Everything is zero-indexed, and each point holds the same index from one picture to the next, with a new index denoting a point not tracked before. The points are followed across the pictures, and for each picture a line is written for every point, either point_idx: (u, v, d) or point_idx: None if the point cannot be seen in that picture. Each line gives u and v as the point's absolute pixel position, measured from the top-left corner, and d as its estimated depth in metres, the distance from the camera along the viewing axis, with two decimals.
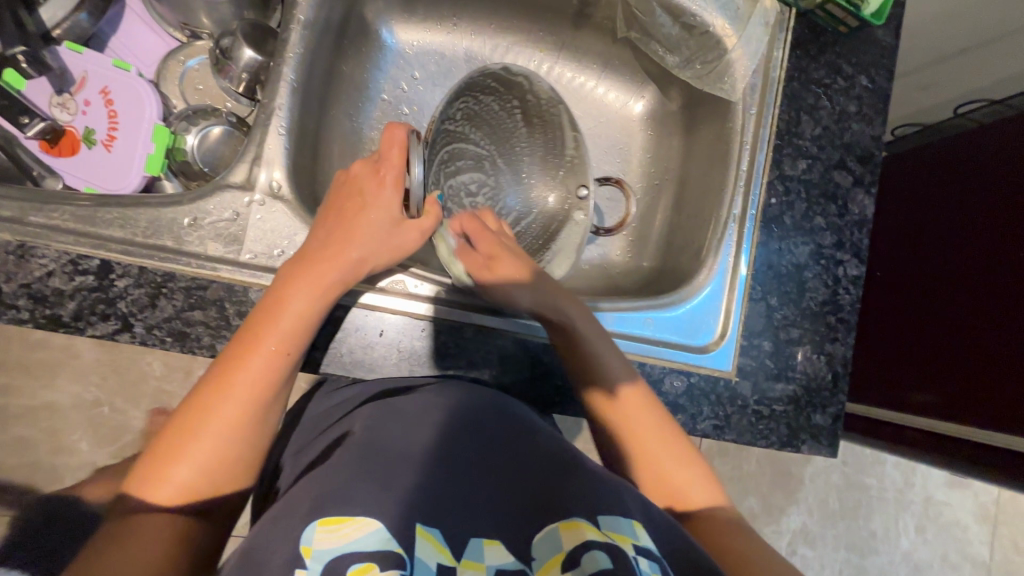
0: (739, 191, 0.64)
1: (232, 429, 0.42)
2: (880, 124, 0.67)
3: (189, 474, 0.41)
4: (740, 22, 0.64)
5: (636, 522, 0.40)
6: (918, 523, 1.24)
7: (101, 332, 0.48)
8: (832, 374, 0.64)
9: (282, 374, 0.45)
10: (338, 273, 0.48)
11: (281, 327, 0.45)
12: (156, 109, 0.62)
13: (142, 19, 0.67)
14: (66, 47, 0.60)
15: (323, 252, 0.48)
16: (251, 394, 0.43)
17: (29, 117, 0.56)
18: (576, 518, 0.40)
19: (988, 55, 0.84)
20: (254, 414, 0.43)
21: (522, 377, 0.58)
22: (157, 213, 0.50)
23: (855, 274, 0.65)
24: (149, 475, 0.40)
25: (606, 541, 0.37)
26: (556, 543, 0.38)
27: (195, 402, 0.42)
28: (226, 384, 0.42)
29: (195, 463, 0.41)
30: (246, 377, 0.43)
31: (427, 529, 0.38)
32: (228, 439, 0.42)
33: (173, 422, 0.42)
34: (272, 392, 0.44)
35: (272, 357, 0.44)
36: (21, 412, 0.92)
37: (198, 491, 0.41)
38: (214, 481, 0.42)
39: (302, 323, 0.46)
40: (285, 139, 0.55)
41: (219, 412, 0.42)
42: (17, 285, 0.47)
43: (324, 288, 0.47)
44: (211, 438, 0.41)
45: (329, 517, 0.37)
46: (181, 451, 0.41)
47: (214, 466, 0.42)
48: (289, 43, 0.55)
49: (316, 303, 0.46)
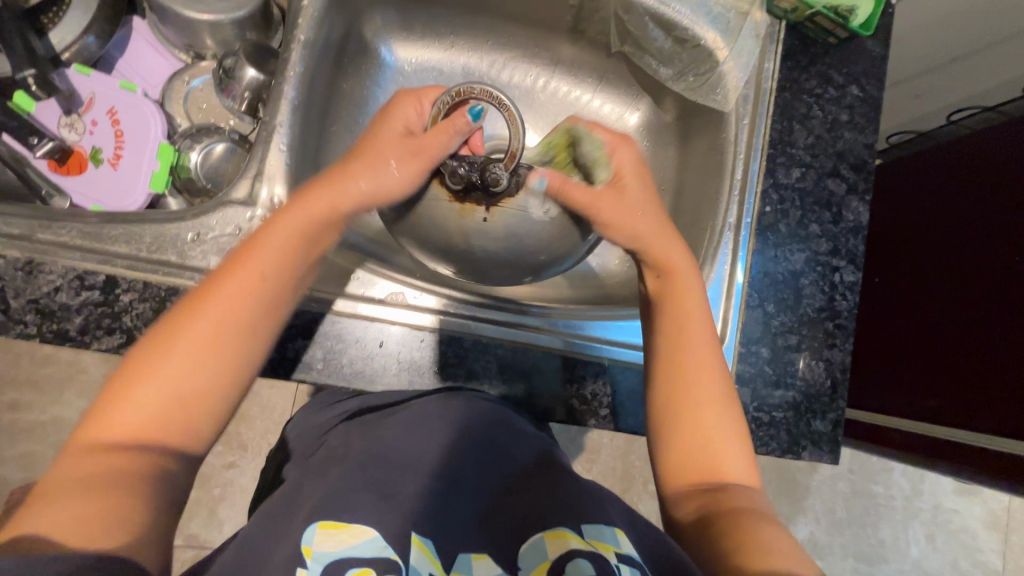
0: (734, 199, 0.65)
1: (204, 352, 0.39)
2: (872, 132, 0.68)
3: (152, 394, 0.37)
4: (731, 35, 0.66)
5: (619, 530, 0.42)
6: (927, 531, 1.23)
7: (106, 347, 0.49)
8: (830, 381, 0.64)
9: (263, 300, 0.42)
10: (327, 205, 0.47)
11: (264, 255, 0.43)
12: (161, 128, 0.64)
13: (148, 41, 0.69)
14: (74, 70, 0.62)
15: (311, 192, 0.48)
16: (229, 317, 0.41)
17: (38, 137, 0.58)
18: (563, 529, 0.41)
19: (979, 64, 0.85)
20: (225, 333, 0.40)
21: (522, 387, 0.58)
22: (162, 229, 0.52)
23: (851, 280, 0.66)
24: (110, 395, 0.37)
25: (589, 549, 0.39)
26: (541, 552, 0.39)
27: (173, 319, 0.40)
28: (203, 304, 0.40)
29: (155, 380, 0.38)
30: (227, 292, 0.41)
31: (421, 538, 0.39)
32: (193, 357, 0.39)
33: (147, 344, 0.40)
34: (246, 314, 0.41)
35: (254, 281, 0.42)
36: (28, 427, 0.93)
37: (149, 412, 0.37)
38: (178, 411, 0.38)
39: (287, 253, 0.44)
40: (287, 155, 0.56)
41: (192, 332, 0.39)
42: (24, 301, 0.48)
43: (315, 217, 0.46)
44: (180, 359, 0.39)
45: (328, 519, 0.38)
46: (145, 374, 0.38)
47: (179, 393, 0.38)
48: (289, 62, 0.57)
49: (303, 231, 0.46)
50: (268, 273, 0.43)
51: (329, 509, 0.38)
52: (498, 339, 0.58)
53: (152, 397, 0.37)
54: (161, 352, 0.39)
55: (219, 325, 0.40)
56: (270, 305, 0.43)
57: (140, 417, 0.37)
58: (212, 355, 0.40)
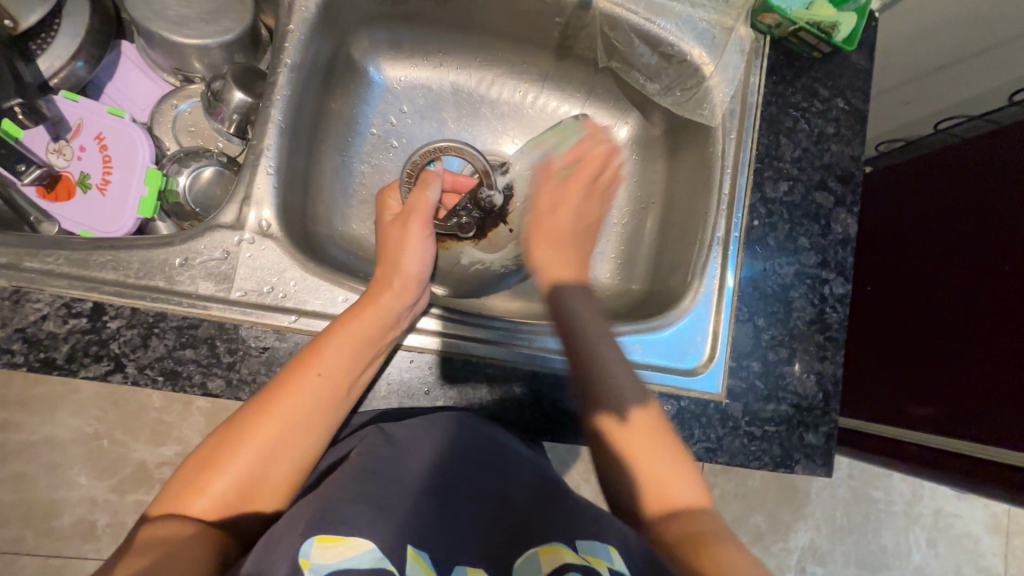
0: (722, 214, 0.65)
1: (277, 452, 0.43)
2: (858, 144, 0.68)
3: (227, 486, 0.41)
4: (717, 50, 0.66)
5: (612, 548, 0.42)
6: (929, 536, 1.22)
7: (94, 373, 0.49)
8: (822, 394, 0.64)
9: (331, 405, 0.47)
10: (383, 314, 0.52)
11: (334, 366, 0.47)
12: (150, 153, 0.64)
13: (137, 64, 0.69)
14: (63, 96, 0.63)
15: (370, 299, 0.52)
16: (302, 422, 0.45)
17: (26, 164, 0.57)
18: (556, 544, 0.41)
19: (964, 73, 0.85)
20: (296, 437, 0.44)
21: (512, 406, 0.58)
22: (149, 254, 0.52)
23: (841, 292, 0.66)
24: (187, 484, 0.41)
25: (583, 562, 0.38)
26: (535, 567, 0.39)
27: (244, 417, 0.44)
28: (279, 406, 0.44)
29: (232, 474, 0.42)
30: (298, 397, 0.45)
31: (416, 551, 0.38)
32: (267, 456, 0.43)
33: (219, 434, 0.44)
34: (315, 417, 0.46)
35: (325, 387, 0.46)
36: (19, 448, 0.92)
37: (227, 503, 0.41)
38: (245, 500, 0.42)
39: (353, 361, 0.49)
40: (274, 179, 0.56)
41: (268, 433, 0.43)
42: (11, 330, 0.48)
43: (376, 326, 0.51)
44: (252, 456, 0.42)
45: (324, 533, 0.36)
46: (220, 464, 0.42)
47: (248, 484, 0.42)
48: (277, 86, 0.57)
49: (362, 339, 0.50)
50: (337, 382, 0.47)
51: (325, 523, 0.37)
52: (488, 359, 0.58)
53: (226, 485, 0.41)
54: (235, 444, 0.43)
55: (292, 429, 0.44)
56: (336, 411, 0.47)
57: (214, 503, 0.41)
58: (280, 454, 0.43)
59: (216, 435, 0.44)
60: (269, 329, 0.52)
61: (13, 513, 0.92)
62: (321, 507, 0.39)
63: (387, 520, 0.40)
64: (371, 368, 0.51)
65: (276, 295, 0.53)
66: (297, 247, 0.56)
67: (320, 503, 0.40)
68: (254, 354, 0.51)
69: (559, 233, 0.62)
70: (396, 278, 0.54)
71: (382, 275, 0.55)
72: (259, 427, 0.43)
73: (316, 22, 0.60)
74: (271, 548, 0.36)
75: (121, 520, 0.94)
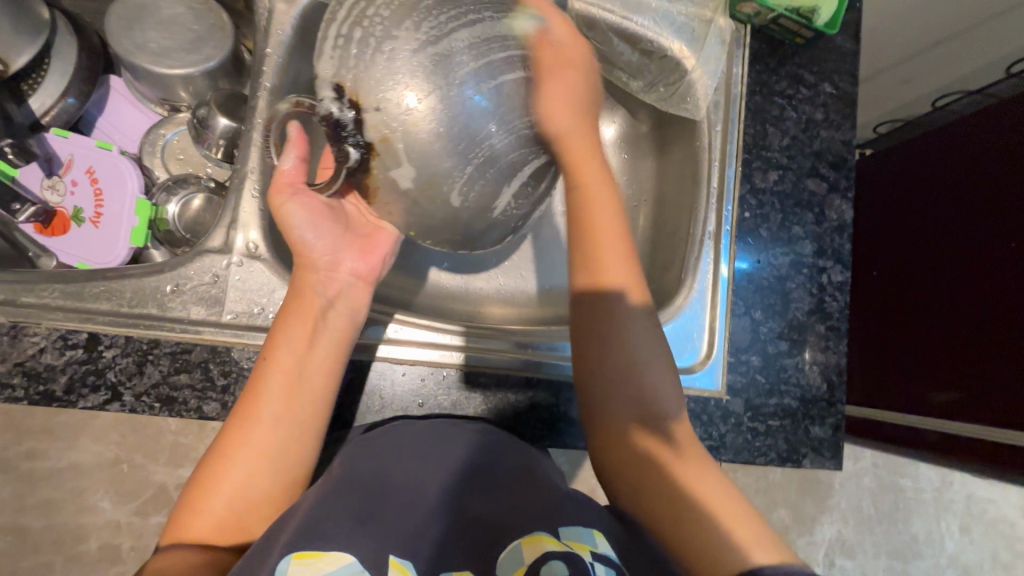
0: (713, 207, 0.64)
1: (251, 455, 0.45)
2: (848, 128, 0.67)
3: (213, 513, 0.43)
4: (697, 43, 0.66)
5: (597, 531, 0.43)
6: (961, 523, 1.19)
7: (92, 404, 0.50)
8: (827, 384, 0.63)
9: (286, 395, 0.47)
10: (308, 300, 0.49)
11: (281, 355, 0.48)
12: (139, 183, 0.66)
13: (125, 97, 0.71)
14: (53, 132, 0.64)
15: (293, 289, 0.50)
16: (265, 418, 0.46)
17: (20, 203, 0.59)
18: (538, 533, 0.42)
19: (957, 49, 0.83)
20: (260, 443, 0.45)
21: (507, 413, 0.58)
22: (140, 283, 0.53)
23: (840, 280, 0.65)
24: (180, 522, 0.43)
25: (564, 550, 0.40)
26: (517, 559, 0.40)
27: (216, 445, 0.46)
28: (245, 412, 0.46)
29: (217, 500, 0.43)
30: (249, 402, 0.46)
31: (400, 560, 0.39)
32: (241, 472, 0.44)
33: (202, 468, 0.46)
34: (269, 417, 0.46)
35: (275, 381, 0.47)
36: (41, 477, 0.93)
37: (223, 527, 0.43)
38: (240, 512, 0.43)
39: (301, 347, 0.48)
40: (259, 201, 0.56)
41: (240, 441, 0.45)
42: (12, 364, 0.49)
43: (302, 314, 0.49)
44: (224, 479, 0.44)
45: (305, 548, 0.37)
46: (210, 483, 0.44)
47: (235, 501, 0.44)
48: (258, 110, 0.58)
49: (292, 328, 0.48)
50: (285, 369, 0.47)
51: (307, 538, 0.37)
52: (480, 367, 0.58)
53: (219, 502, 0.43)
54: (215, 469, 0.44)
55: (256, 428, 0.46)
56: (299, 398, 0.47)
57: (213, 526, 0.42)
58: (253, 465, 0.45)
59: (201, 468, 0.46)
60: (260, 349, 0.53)
61: (38, 541, 0.93)
62: (315, 509, 0.40)
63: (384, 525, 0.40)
64: (324, 349, 0.49)
65: (266, 314, 0.54)
66: (286, 267, 0.56)
67: (316, 507, 0.41)
68: (247, 374, 0.52)
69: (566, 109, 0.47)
70: (309, 258, 0.50)
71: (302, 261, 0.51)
72: (233, 436, 0.45)
73: (293, 44, 0.60)
74: (264, 551, 0.37)
75: (143, 541, 0.95)
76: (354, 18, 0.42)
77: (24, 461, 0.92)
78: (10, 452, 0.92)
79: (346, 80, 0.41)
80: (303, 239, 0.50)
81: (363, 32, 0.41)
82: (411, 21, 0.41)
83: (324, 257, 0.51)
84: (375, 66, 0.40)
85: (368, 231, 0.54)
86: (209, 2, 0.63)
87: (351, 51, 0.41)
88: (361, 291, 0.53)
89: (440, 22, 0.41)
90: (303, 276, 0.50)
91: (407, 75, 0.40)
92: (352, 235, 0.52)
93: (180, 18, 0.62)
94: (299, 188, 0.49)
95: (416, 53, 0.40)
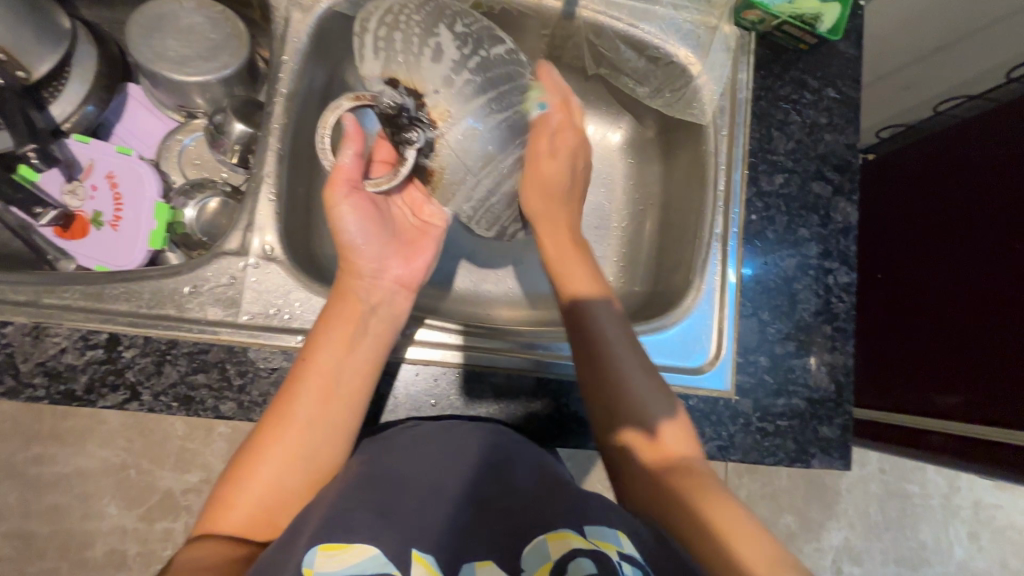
0: (719, 211, 0.65)
1: (288, 453, 0.46)
2: (852, 132, 0.68)
3: (249, 506, 0.44)
4: (703, 49, 0.67)
5: (621, 532, 0.42)
6: (969, 529, 1.18)
7: (112, 403, 0.51)
8: (835, 385, 0.63)
9: (332, 396, 0.48)
10: (358, 306, 0.51)
11: (321, 357, 0.49)
12: (157, 187, 0.67)
13: (142, 104, 0.72)
14: (74, 139, 0.67)
15: (340, 293, 0.51)
16: (302, 417, 0.47)
17: (41, 207, 0.62)
18: (562, 531, 0.42)
19: (959, 54, 0.84)
20: (306, 444, 0.46)
21: (518, 413, 0.58)
22: (160, 284, 0.54)
23: (846, 281, 0.65)
24: (214, 514, 0.43)
25: (591, 548, 0.40)
26: (544, 555, 0.40)
27: (255, 439, 0.46)
28: (283, 409, 0.47)
29: (253, 496, 0.44)
30: (296, 400, 0.47)
31: (422, 555, 0.39)
32: (280, 469, 0.45)
33: (236, 460, 0.46)
34: (317, 415, 0.47)
35: (316, 380, 0.48)
36: (50, 481, 0.93)
37: (258, 521, 0.44)
38: (273, 511, 0.44)
39: (349, 349, 0.49)
40: (276, 205, 0.58)
41: (278, 437, 0.46)
42: (33, 364, 0.50)
43: (351, 321, 0.50)
44: (264, 476, 0.45)
45: (328, 542, 0.37)
46: (244, 479, 0.44)
47: (271, 497, 0.45)
48: (274, 116, 0.59)
49: (340, 332, 0.50)
50: (326, 370, 0.48)
51: (331, 529, 0.38)
52: (492, 367, 0.58)
53: (253, 498, 0.44)
54: (252, 462, 0.45)
55: (294, 427, 0.46)
56: (343, 402, 0.48)
57: (245, 520, 0.43)
58: (294, 464, 0.46)
59: (235, 459, 0.46)
60: (276, 350, 0.54)
61: (46, 546, 0.93)
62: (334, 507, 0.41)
63: (400, 522, 0.41)
64: (368, 354, 0.50)
65: (282, 316, 0.55)
66: (302, 270, 0.57)
67: (338, 504, 0.41)
68: (264, 376, 0.53)
69: (549, 183, 0.60)
70: (360, 266, 0.53)
71: (350, 270, 0.53)
72: (270, 433, 0.46)
73: (308, 52, 0.62)
74: (284, 547, 0.38)
75: (150, 547, 0.95)
76: (389, 23, 0.55)
77: (34, 465, 0.93)
78: (18, 457, 0.93)
79: (398, 74, 0.54)
80: (352, 241, 0.53)
81: (404, 36, 0.55)
82: (445, 24, 0.56)
83: (369, 263, 0.53)
84: (423, 59, 0.54)
85: (411, 239, 0.57)
86: (226, 11, 0.65)
87: (394, 48, 0.55)
88: (401, 298, 0.55)
89: (466, 32, 0.57)
90: (346, 279, 0.52)
91: (451, 78, 0.55)
92: (399, 250, 0.55)
93: (197, 27, 0.64)
94: (355, 185, 0.52)
95: (449, 60, 0.55)
